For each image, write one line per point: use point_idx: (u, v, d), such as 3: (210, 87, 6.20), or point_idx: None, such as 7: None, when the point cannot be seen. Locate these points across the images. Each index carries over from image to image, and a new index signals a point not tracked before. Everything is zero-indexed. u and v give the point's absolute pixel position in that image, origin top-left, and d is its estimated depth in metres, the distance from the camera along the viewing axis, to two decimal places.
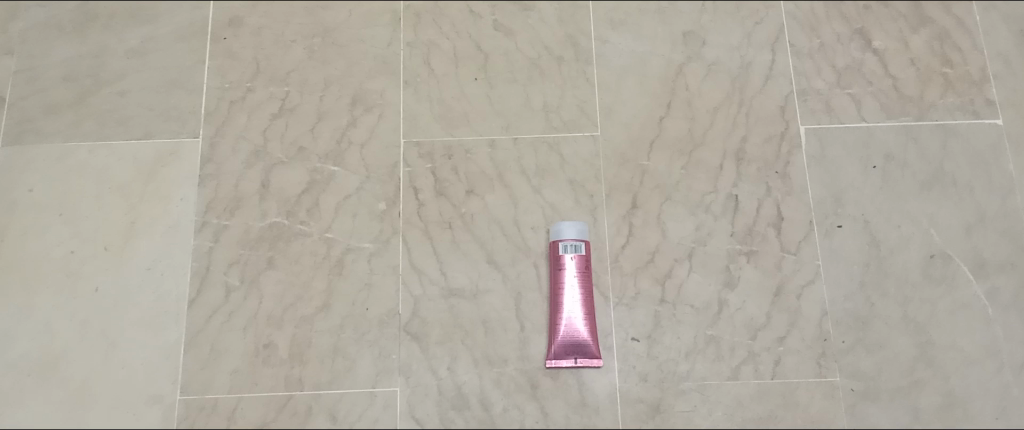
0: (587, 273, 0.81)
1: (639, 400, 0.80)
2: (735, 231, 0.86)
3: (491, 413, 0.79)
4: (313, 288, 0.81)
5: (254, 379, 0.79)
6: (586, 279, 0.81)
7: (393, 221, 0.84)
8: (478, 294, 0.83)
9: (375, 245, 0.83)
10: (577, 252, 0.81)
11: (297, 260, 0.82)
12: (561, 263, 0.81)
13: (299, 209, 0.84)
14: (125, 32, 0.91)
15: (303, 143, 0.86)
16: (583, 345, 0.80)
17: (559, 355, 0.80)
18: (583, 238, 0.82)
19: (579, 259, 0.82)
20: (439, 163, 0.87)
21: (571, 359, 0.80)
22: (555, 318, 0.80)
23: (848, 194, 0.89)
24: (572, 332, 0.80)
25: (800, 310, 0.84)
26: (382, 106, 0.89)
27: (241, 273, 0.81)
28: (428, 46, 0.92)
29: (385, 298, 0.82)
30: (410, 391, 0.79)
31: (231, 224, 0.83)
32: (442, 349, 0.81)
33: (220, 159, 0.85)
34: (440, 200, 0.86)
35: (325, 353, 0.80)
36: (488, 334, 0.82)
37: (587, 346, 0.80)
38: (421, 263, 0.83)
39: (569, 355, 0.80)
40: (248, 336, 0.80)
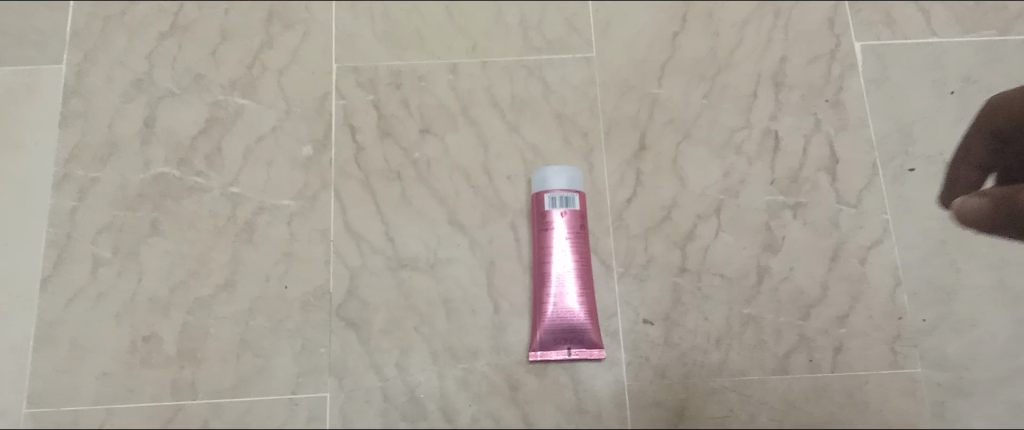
0: (582, 232, 0.61)
1: (656, 404, 0.60)
2: (777, 177, 0.66)
3: (456, 425, 0.59)
4: (213, 262, 0.60)
5: (132, 384, 0.57)
6: (581, 241, 0.60)
7: (322, 170, 0.63)
8: (436, 266, 0.62)
9: (297, 203, 0.62)
10: (567, 206, 0.61)
11: (192, 223, 0.61)
12: (547, 220, 0.60)
13: (195, 156, 0.63)
14: None
15: (202, 71, 0.65)
16: (579, 329, 0.59)
17: (547, 345, 0.59)
18: (576, 187, 0.61)
19: (572, 215, 0.61)
20: (383, 95, 0.66)
21: (563, 350, 0.59)
22: (540, 294, 0.59)
23: (918, 128, 0.67)
24: (564, 313, 0.59)
25: (865, 278, 0.63)
26: (308, 21, 0.67)
27: (116, 242, 0.60)
28: None
29: (311, 272, 0.61)
30: (346, 397, 0.58)
31: (102, 178, 0.62)
32: (389, 339, 0.60)
33: (89, 92, 0.64)
34: (386, 143, 0.65)
35: (228, 348, 0.58)
36: (451, 318, 0.61)
37: (584, 331, 0.59)
38: (359, 225, 0.62)
39: (560, 345, 0.59)
40: (122, 328, 0.58)
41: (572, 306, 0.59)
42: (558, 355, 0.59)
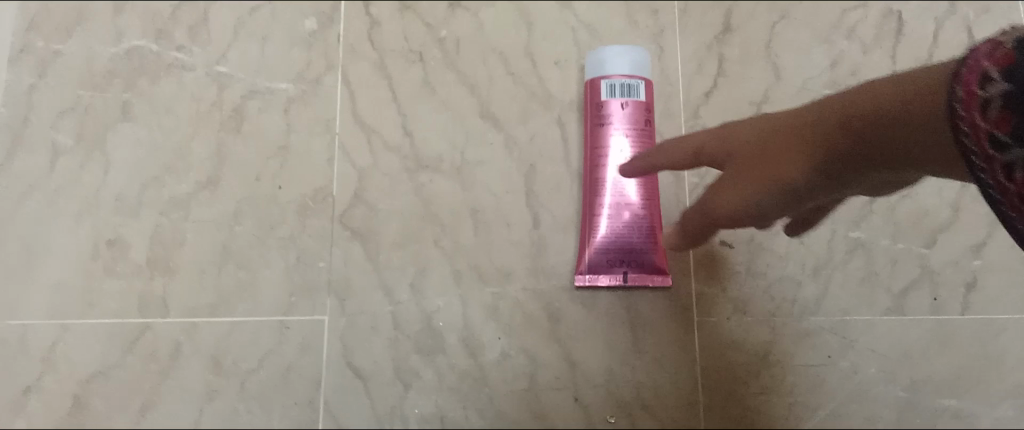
0: (644, 129, 0.48)
1: (732, 346, 0.48)
2: (901, 68, 0.51)
3: (481, 362, 0.47)
4: (192, 155, 0.50)
5: (93, 298, 0.47)
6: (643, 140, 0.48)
7: (328, 49, 0.52)
8: (463, 168, 0.50)
9: (296, 88, 0.51)
10: (630, 96, 0.48)
11: (170, 108, 0.50)
12: (601, 112, 0.48)
13: (175, 28, 0.52)
14: None
15: None
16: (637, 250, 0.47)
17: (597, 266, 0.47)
18: (641, 73, 0.49)
19: (633, 106, 0.48)
20: None
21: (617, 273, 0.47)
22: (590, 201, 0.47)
23: None
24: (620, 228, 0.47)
25: None
26: None
27: (78, 127, 0.49)
28: None
29: (311, 171, 0.50)
30: (347, 323, 0.48)
31: (65, 50, 0.50)
32: (402, 255, 0.49)
33: None
34: (407, 18, 0.53)
35: (208, 258, 0.48)
36: (480, 232, 0.49)
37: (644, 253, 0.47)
38: (371, 116, 0.51)
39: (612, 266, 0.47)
40: (83, 230, 0.48)
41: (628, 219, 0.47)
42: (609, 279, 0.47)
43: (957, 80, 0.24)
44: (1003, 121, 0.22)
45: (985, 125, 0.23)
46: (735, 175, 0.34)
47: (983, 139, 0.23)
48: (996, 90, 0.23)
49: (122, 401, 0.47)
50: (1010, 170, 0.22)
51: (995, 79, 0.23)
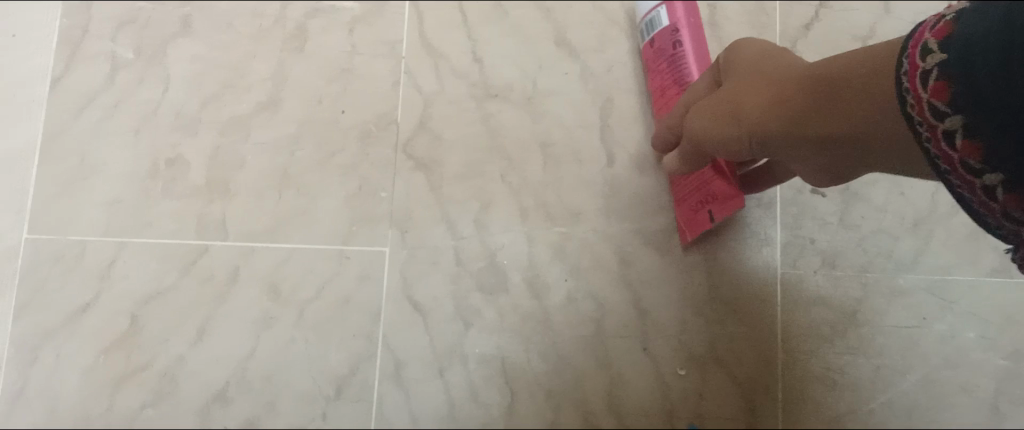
0: (684, 50, 0.43)
1: (815, 303, 0.43)
2: None
3: (546, 304, 0.45)
4: (252, 73, 0.47)
5: (150, 216, 0.46)
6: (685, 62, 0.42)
7: None
8: (533, 98, 0.47)
9: (362, 6, 0.48)
10: (655, 32, 0.44)
11: (231, 22, 0.48)
12: (648, 53, 0.45)
13: None
14: None
15: None
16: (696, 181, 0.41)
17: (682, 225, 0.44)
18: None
19: (670, 30, 0.43)
20: None
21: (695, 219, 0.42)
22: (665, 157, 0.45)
23: None
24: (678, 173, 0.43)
25: None
26: None
27: (138, 40, 0.48)
28: None
29: (374, 95, 0.47)
30: (407, 257, 0.46)
31: None
32: (467, 187, 0.46)
33: None
34: None
35: (266, 183, 0.46)
36: (549, 167, 0.46)
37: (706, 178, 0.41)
38: (440, 39, 0.48)
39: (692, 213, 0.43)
40: (141, 146, 0.47)
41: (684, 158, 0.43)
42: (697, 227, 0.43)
43: (903, 52, 0.23)
44: (942, 90, 0.21)
45: (924, 96, 0.22)
46: (710, 114, 0.35)
47: (925, 109, 0.22)
48: (934, 62, 0.21)
49: (173, 323, 0.45)
50: (951, 138, 0.21)
51: (933, 49, 0.22)
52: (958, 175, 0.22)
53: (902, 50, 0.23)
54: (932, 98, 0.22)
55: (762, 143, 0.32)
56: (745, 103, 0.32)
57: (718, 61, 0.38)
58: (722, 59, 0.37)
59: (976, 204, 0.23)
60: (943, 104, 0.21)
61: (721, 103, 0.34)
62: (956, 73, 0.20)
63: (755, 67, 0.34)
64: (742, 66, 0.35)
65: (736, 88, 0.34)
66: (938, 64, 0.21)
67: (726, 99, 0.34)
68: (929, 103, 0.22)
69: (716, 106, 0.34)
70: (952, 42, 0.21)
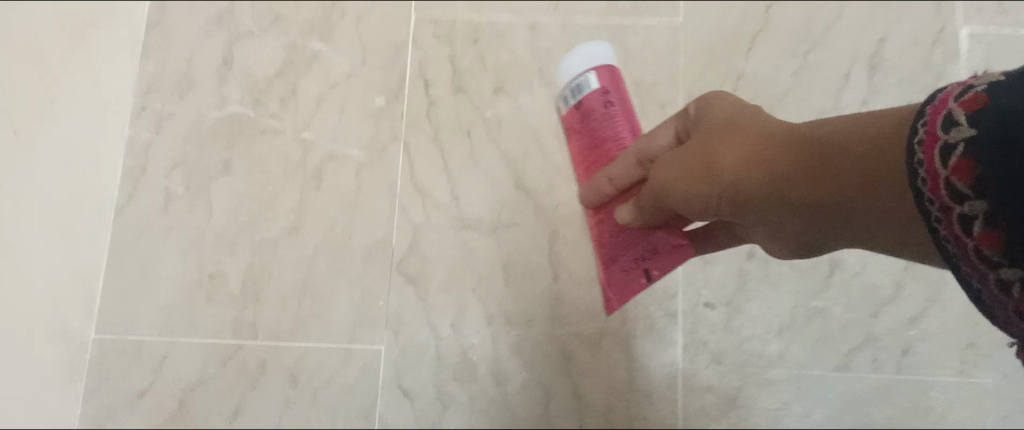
0: (615, 110, 0.46)
1: (707, 390, 0.59)
2: None
3: (506, 390, 0.59)
4: (279, 205, 0.61)
5: (195, 319, 0.59)
6: (617, 118, 0.46)
7: (393, 122, 0.63)
8: (498, 228, 0.61)
9: (366, 153, 0.62)
10: None
11: (262, 164, 0.61)
12: (575, 115, 0.48)
13: (269, 98, 0.63)
14: None
15: (282, 11, 0.65)
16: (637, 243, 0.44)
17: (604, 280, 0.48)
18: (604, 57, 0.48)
19: (600, 92, 0.47)
20: (459, 51, 0.65)
21: (624, 281, 0.45)
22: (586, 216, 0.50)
23: None
24: (610, 232, 0.46)
25: (946, 280, 0.60)
26: None
27: (187, 177, 0.61)
28: None
29: (374, 224, 0.61)
30: (399, 352, 0.59)
31: (178, 114, 0.62)
32: (446, 297, 0.60)
33: (172, 27, 0.64)
34: (459, 99, 0.64)
35: (288, 293, 0.59)
36: (509, 283, 0.60)
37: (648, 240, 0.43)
38: (426, 181, 0.62)
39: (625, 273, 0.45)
40: (189, 261, 0.60)
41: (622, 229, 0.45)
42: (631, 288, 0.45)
43: (920, 118, 0.23)
44: (964, 169, 0.20)
45: (942, 173, 0.21)
46: (681, 164, 0.36)
47: (940, 187, 0.21)
48: (961, 135, 0.21)
49: (214, 404, 0.58)
50: (966, 222, 0.21)
51: (960, 121, 0.21)
52: (968, 262, 0.22)
53: (920, 113, 0.23)
54: (951, 176, 0.21)
55: (739, 200, 0.33)
56: (720, 165, 0.33)
57: (686, 110, 0.40)
58: (692, 108, 0.40)
59: (979, 291, 0.22)
60: (965, 184, 0.20)
61: (688, 165, 0.35)
62: (983, 154, 0.20)
63: (736, 130, 0.35)
64: (706, 120, 0.37)
65: (710, 150, 0.34)
66: (962, 142, 0.21)
67: (698, 155, 0.35)
68: (947, 180, 0.21)
69: (687, 164, 0.35)
70: (984, 120, 0.20)
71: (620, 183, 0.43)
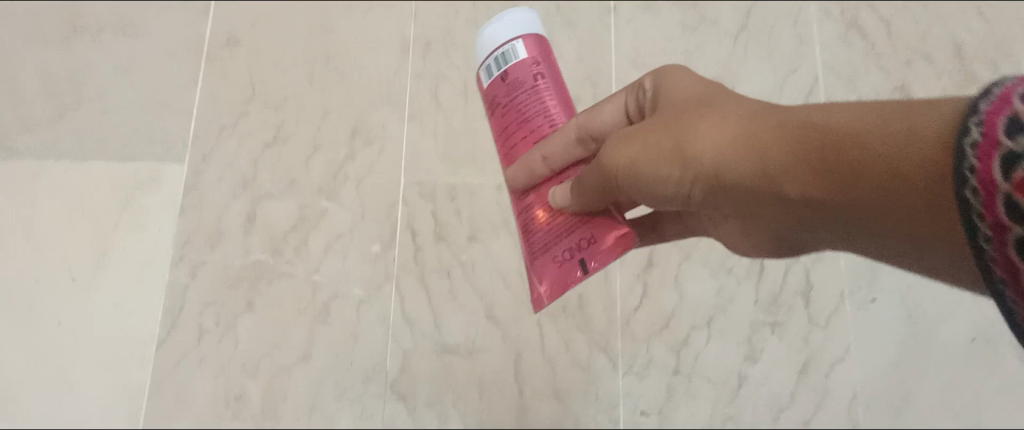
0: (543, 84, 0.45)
1: None
2: (760, 297, 0.78)
3: None
4: (293, 336, 0.75)
5: None
6: (550, 94, 0.45)
7: (387, 265, 0.78)
8: (473, 352, 0.75)
9: (365, 292, 0.77)
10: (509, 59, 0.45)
11: (280, 303, 0.76)
12: (501, 88, 0.46)
13: (285, 247, 0.78)
14: (110, 45, 0.83)
15: (296, 175, 0.80)
16: (568, 232, 0.43)
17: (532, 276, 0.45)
18: (530, 20, 0.47)
19: (531, 62, 0.45)
20: (439, 205, 0.80)
21: (557, 277, 0.43)
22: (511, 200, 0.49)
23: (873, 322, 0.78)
24: (543, 221, 0.45)
25: (830, 389, 0.76)
26: (383, 139, 0.82)
27: (218, 315, 0.75)
28: (436, 77, 0.84)
29: (372, 350, 0.75)
30: None
31: (209, 261, 0.77)
32: (431, 410, 0.74)
33: (205, 189, 0.79)
34: (440, 246, 0.79)
35: (302, 409, 0.74)
36: (483, 397, 0.74)
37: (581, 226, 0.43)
38: (415, 314, 0.76)
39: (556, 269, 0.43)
40: (218, 383, 0.74)
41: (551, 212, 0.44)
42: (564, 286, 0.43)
43: (976, 113, 0.23)
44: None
45: (997, 191, 0.21)
46: (653, 141, 0.37)
47: (994, 200, 0.21)
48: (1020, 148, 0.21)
49: None
50: (1021, 244, 0.21)
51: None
52: (1015, 290, 0.22)
53: (976, 107, 0.23)
54: (1011, 192, 0.21)
55: (719, 182, 0.34)
56: (694, 147, 0.35)
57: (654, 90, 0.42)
58: (659, 88, 0.42)
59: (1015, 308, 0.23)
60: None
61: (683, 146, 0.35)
62: None
63: (715, 110, 0.36)
64: (678, 100, 0.39)
65: (682, 128, 0.36)
66: None
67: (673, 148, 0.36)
68: (1005, 194, 0.21)
69: (647, 139, 0.37)
70: None
71: (557, 164, 0.44)
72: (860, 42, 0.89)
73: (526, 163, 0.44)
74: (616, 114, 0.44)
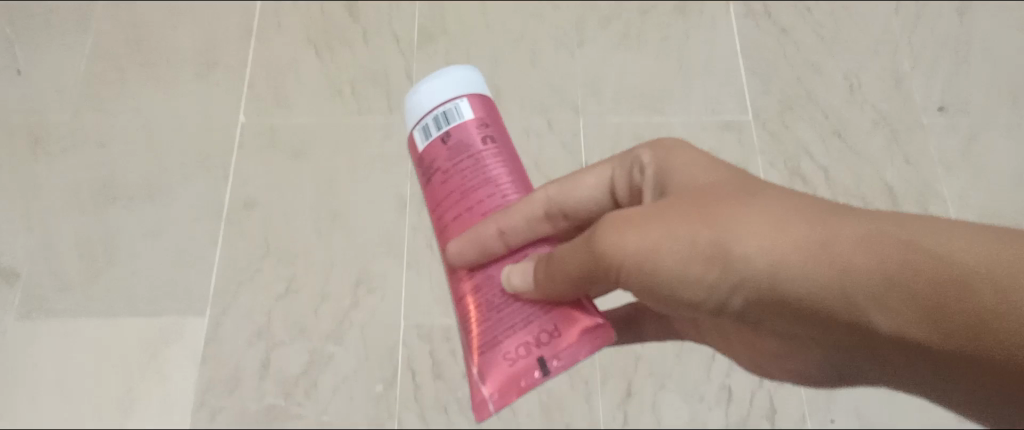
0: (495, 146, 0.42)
1: None
2: (730, 421, 0.86)
3: None
4: None
5: None
6: (497, 163, 0.42)
7: (389, 403, 0.86)
8: None
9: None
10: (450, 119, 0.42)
11: None
12: (440, 151, 0.42)
13: (296, 391, 0.86)
14: (140, 213, 0.94)
15: (305, 323, 0.89)
16: (521, 327, 0.39)
17: (475, 370, 0.40)
18: (476, 80, 0.44)
19: (477, 125, 0.42)
20: (436, 346, 0.88)
21: (507, 373, 0.39)
22: (448, 272, 0.43)
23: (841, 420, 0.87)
24: (493, 308, 0.40)
25: None
26: (384, 287, 0.91)
27: None
28: (433, 228, 0.94)
29: None
30: None
31: (227, 406, 0.85)
32: None
33: (222, 339, 0.88)
34: (438, 383, 0.87)
35: None
36: None
37: (535, 320, 0.39)
38: None
39: (500, 362, 0.39)
40: None
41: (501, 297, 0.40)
42: (510, 387, 0.39)
43: None
44: None
45: None
46: (694, 235, 0.35)
47: None
48: None
49: None
50: None
51: None
52: None
53: None
54: None
55: (771, 280, 0.35)
56: (750, 238, 0.34)
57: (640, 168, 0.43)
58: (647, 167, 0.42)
59: None
60: None
61: (711, 236, 0.35)
62: None
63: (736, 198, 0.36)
64: (693, 182, 0.39)
65: (722, 216, 0.35)
66: None
67: (695, 237, 0.35)
68: None
69: (687, 231, 0.35)
70: None
71: (513, 240, 0.41)
72: (803, 186, 1.01)
73: (471, 238, 0.40)
74: (594, 188, 0.44)
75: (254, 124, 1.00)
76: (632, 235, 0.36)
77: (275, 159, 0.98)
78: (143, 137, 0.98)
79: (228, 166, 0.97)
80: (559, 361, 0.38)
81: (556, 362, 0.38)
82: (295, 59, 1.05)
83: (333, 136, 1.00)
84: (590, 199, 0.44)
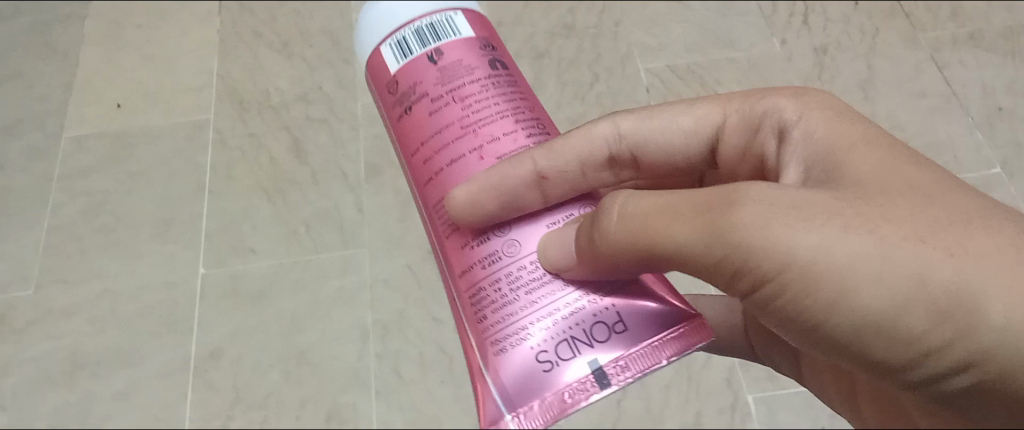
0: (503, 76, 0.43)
1: None
2: None
3: None
4: None
5: None
6: (508, 93, 0.42)
7: None
8: None
9: None
10: (450, 35, 0.44)
11: None
12: (432, 75, 0.42)
13: None
14: (111, 376, 0.99)
15: None
16: (568, 319, 0.36)
17: (492, 368, 0.37)
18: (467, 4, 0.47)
19: (480, 46, 0.44)
20: None
21: (543, 383, 0.36)
22: (450, 229, 0.41)
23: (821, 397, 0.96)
24: (520, 288, 0.37)
25: None
26: (355, 418, 0.96)
27: None
28: (396, 355, 1.00)
29: None
30: None
31: None
32: None
33: None
34: None
35: None
36: None
37: (586, 312, 0.37)
38: None
39: (540, 369, 0.36)
40: None
41: (537, 276, 0.37)
42: (554, 400, 0.35)
43: None
44: None
45: None
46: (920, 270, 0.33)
47: None
48: None
49: None
50: None
51: None
52: None
53: None
54: None
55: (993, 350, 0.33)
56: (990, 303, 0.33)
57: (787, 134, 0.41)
58: (798, 134, 0.40)
59: None
60: None
61: (945, 276, 0.33)
62: None
63: (957, 229, 0.34)
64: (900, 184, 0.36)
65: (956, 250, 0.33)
66: None
67: (920, 269, 0.33)
68: None
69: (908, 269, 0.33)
70: None
71: (552, 193, 0.41)
72: None
73: (504, 175, 0.39)
74: (692, 130, 0.44)
75: (215, 274, 1.05)
76: (817, 238, 0.33)
77: (239, 308, 1.03)
78: (108, 302, 1.03)
79: (192, 322, 1.02)
80: (616, 363, 0.36)
81: (612, 368, 0.35)
82: (250, 207, 1.11)
83: (294, 278, 1.05)
84: (675, 143, 0.44)
